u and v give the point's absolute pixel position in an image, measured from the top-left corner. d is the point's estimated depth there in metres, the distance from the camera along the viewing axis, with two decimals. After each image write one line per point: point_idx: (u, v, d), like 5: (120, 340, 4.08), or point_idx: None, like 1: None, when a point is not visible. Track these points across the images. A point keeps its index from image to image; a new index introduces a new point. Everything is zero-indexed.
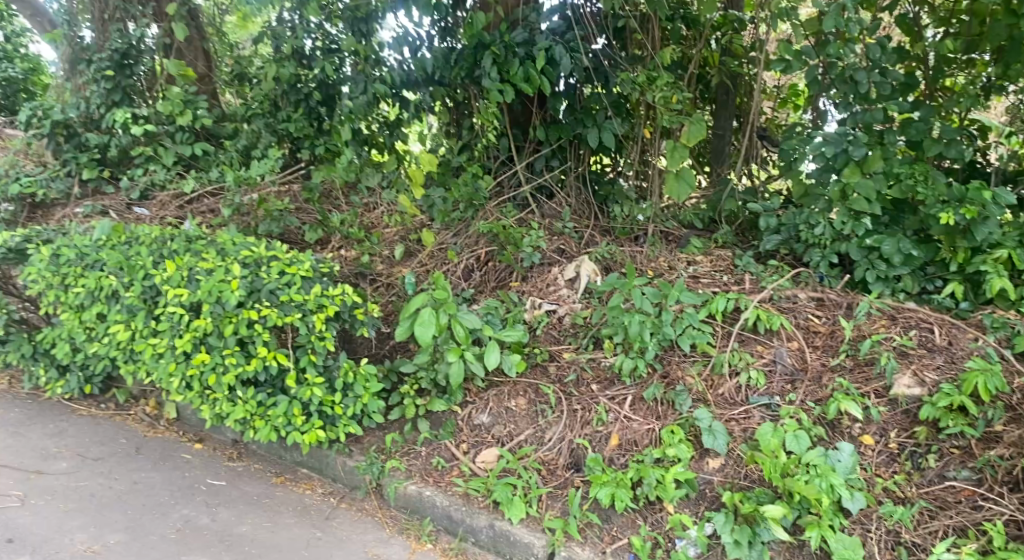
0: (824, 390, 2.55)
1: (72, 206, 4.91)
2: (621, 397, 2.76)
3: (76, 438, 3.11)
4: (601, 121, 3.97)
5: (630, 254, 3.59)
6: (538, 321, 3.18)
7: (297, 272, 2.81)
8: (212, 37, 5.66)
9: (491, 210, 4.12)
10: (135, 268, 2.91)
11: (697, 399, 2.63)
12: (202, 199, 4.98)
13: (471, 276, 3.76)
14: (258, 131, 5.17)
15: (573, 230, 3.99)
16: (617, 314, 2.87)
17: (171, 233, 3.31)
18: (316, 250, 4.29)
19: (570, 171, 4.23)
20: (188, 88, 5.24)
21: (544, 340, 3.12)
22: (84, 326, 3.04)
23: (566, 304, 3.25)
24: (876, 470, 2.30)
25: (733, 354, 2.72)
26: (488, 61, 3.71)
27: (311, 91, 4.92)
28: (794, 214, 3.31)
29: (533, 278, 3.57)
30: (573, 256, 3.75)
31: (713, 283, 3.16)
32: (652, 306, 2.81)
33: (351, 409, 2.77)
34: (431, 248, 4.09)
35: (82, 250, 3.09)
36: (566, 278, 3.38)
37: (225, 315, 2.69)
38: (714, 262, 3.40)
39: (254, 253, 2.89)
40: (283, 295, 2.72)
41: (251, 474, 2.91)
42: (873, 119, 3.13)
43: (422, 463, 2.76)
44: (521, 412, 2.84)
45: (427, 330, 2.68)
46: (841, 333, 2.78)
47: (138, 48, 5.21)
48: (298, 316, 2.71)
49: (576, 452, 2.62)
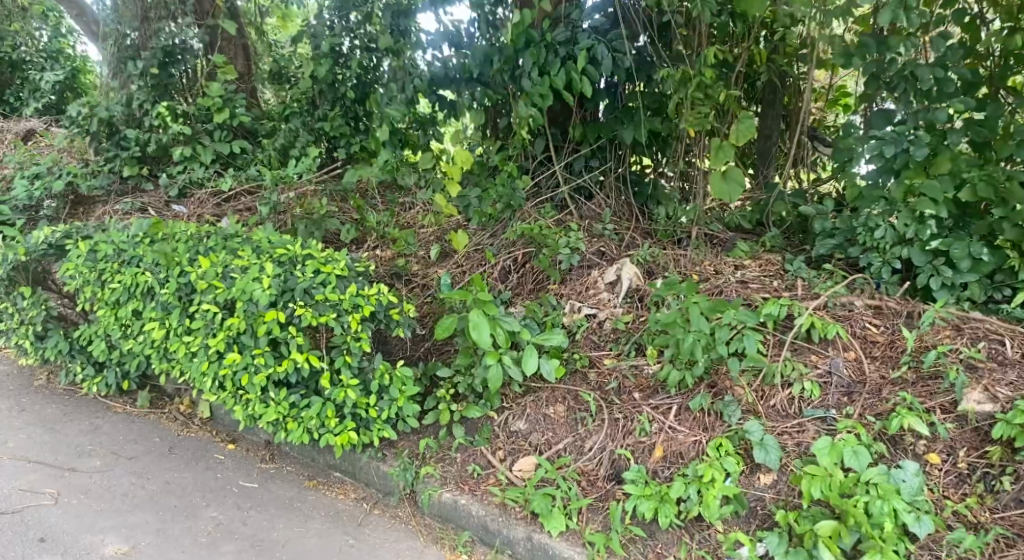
0: (884, 403, 2.37)
1: (113, 202, 5.01)
2: (666, 407, 2.63)
3: (109, 436, 3.12)
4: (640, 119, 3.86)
5: (672, 258, 3.46)
6: (577, 325, 3.08)
7: (332, 271, 2.76)
8: (252, 36, 5.71)
9: (528, 211, 4.05)
10: (170, 265, 2.90)
11: (747, 410, 2.49)
12: (239, 196, 5.02)
13: (508, 278, 3.68)
14: (295, 130, 5.18)
15: (613, 231, 3.87)
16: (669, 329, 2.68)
17: (207, 231, 3.28)
18: (351, 250, 4.26)
19: (610, 171, 4.14)
20: (227, 86, 5.31)
21: (583, 344, 3.02)
22: (120, 323, 3.04)
23: (607, 308, 3.14)
24: (945, 491, 2.13)
25: (785, 364, 2.56)
26: (529, 64, 3.69)
27: (348, 89, 4.94)
28: (850, 218, 3.14)
29: (572, 281, 3.47)
30: (613, 258, 3.62)
31: (761, 289, 3.01)
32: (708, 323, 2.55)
33: (386, 412, 2.71)
34: (467, 249, 4.02)
35: (119, 247, 3.09)
36: (607, 281, 3.27)
37: (259, 314, 2.66)
38: (764, 266, 3.25)
39: (289, 251, 2.84)
40: (318, 294, 2.67)
41: (284, 477, 2.87)
42: (936, 118, 2.93)
43: (457, 470, 2.69)
44: (559, 420, 2.74)
45: (476, 332, 2.62)
46: (901, 343, 2.60)
47: (182, 47, 5.27)
48: (333, 316, 2.66)
49: (618, 464, 2.51)
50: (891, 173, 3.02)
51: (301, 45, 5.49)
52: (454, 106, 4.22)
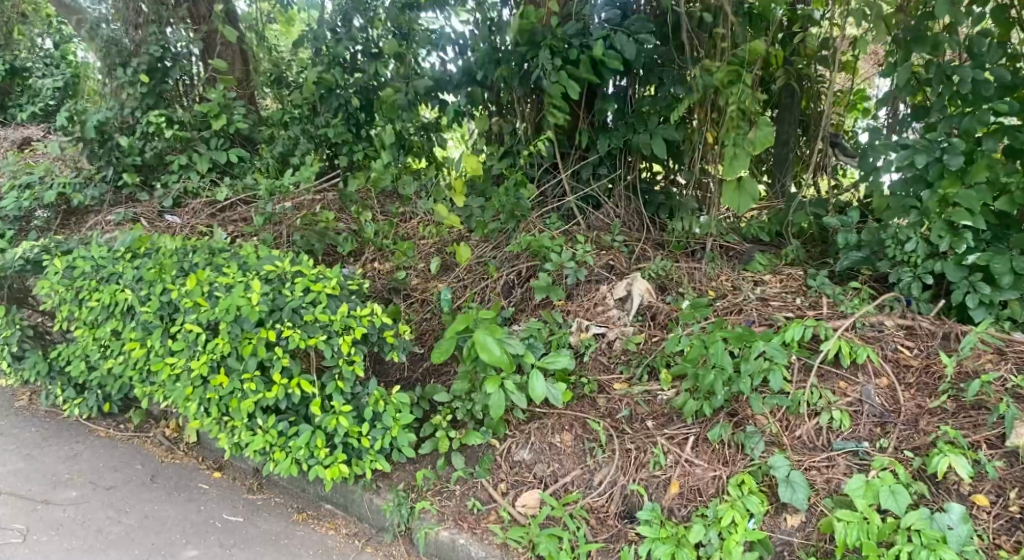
0: (922, 436, 2.15)
1: (105, 212, 4.86)
2: (681, 438, 2.42)
3: (90, 463, 2.96)
4: (653, 126, 3.70)
5: (686, 272, 3.26)
6: (585, 345, 2.88)
7: (322, 289, 2.56)
8: (252, 40, 5.55)
9: (533, 221, 3.88)
10: (151, 282, 2.72)
11: (771, 442, 2.27)
12: (235, 206, 4.86)
13: (512, 293, 3.49)
14: (295, 138, 5.03)
15: (623, 243, 3.69)
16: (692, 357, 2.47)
17: (193, 245, 3.10)
18: (348, 263, 4.08)
19: (618, 180, 3.96)
20: (226, 92, 5.16)
21: (592, 367, 2.81)
22: (100, 344, 2.87)
23: (616, 327, 2.94)
24: (996, 539, 1.88)
25: (813, 392, 2.33)
26: (547, 54, 3.51)
27: (351, 96, 4.79)
28: (876, 230, 2.92)
29: (579, 297, 3.27)
30: (622, 273, 3.43)
31: (783, 307, 2.80)
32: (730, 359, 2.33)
33: (379, 443, 2.51)
34: (469, 262, 3.83)
35: (98, 263, 2.92)
36: (617, 296, 3.07)
37: (245, 336, 2.48)
38: (784, 282, 3.04)
39: (276, 267, 2.65)
40: (306, 315, 2.48)
41: (272, 510, 2.68)
42: (978, 122, 2.63)
43: (456, 505, 2.49)
44: (566, 450, 2.54)
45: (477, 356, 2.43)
46: (939, 368, 2.37)
47: (173, 52, 5.10)
48: (322, 338, 2.46)
49: (630, 500, 2.32)
50: (920, 184, 2.76)
51: (302, 50, 5.33)
52: (457, 111, 4.04)
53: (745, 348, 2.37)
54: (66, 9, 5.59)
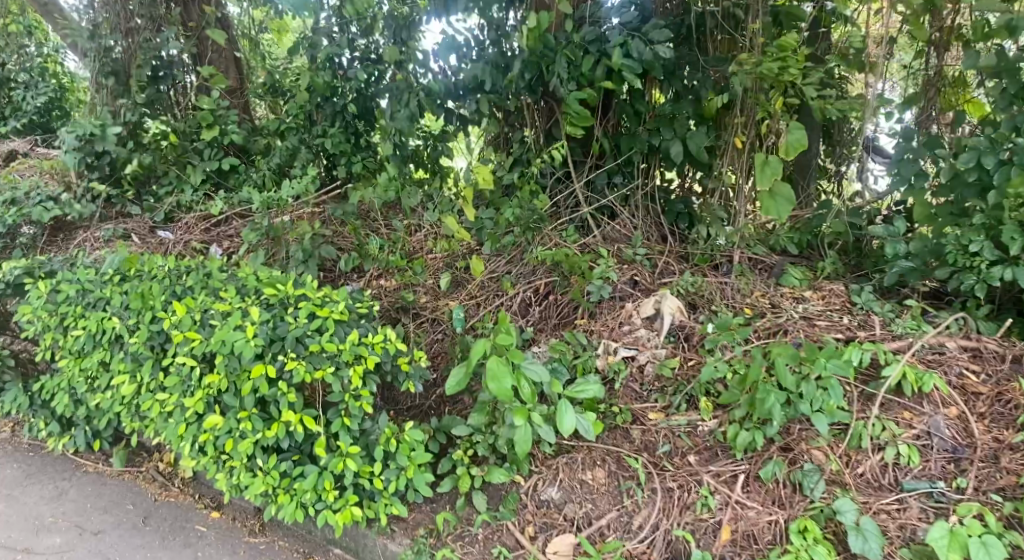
0: (1006, 476, 1.94)
1: (95, 228, 4.63)
2: (729, 475, 2.20)
3: (75, 504, 2.71)
4: (682, 129, 3.49)
5: (716, 287, 3.05)
6: (615, 369, 2.64)
7: (330, 314, 2.32)
8: (245, 47, 5.33)
9: (549, 234, 3.64)
10: (140, 309, 2.47)
11: (832, 482, 2.06)
12: (230, 221, 4.63)
13: (530, 312, 3.27)
14: (292, 148, 4.78)
15: (645, 256, 3.46)
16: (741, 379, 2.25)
17: (188, 264, 2.85)
18: (352, 280, 3.84)
19: (637, 189, 3.75)
20: (220, 101, 4.96)
21: (624, 395, 2.57)
22: (86, 375, 2.62)
23: (648, 349, 2.70)
24: None
25: (876, 424, 2.12)
26: (562, 64, 3.32)
27: (348, 103, 4.60)
28: (928, 240, 2.75)
29: (603, 316, 3.03)
30: (648, 289, 3.21)
31: (831, 326, 2.58)
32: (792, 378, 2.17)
33: (393, 485, 2.28)
34: (482, 278, 3.60)
35: (84, 287, 2.67)
36: (644, 315, 2.84)
37: (243, 370, 2.24)
38: (827, 298, 2.83)
39: (279, 290, 2.42)
40: (311, 344, 2.24)
41: (276, 555, 2.45)
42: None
43: (480, 552, 2.27)
44: (599, 489, 2.31)
45: (503, 384, 2.22)
46: (1012, 396, 2.16)
47: (165, 62, 4.89)
48: (330, 370, 2.23)
49: (676, 547, 2.10)
50: (976, 190, 2.71)
51: (297, 56, 5.11)
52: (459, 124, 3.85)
53: (804, 370, 2.21)
54: (55, 18, 5.29)
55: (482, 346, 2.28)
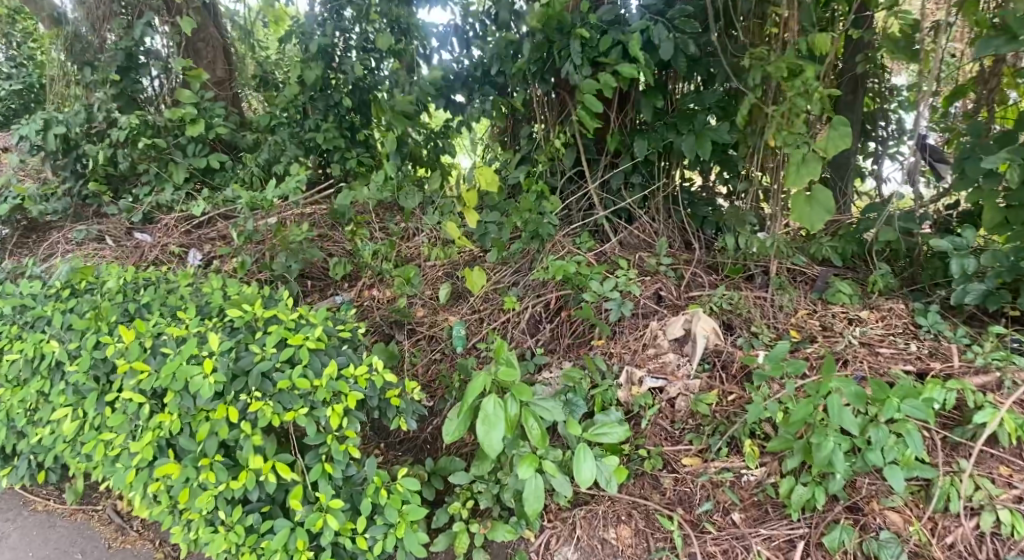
0: None
1: (68, 229, 4.26)
2: (786, 542, 1.84)
3: (14, 553, 2.33)
4: (698, 126, 3.05)
5: (753, 304, 2.66)
6: (640, 403, 2.24)
7: (303, 343, 1.94)
8: (234, 36, 4.96)
9: (562, 242, 3.25)
10: (84, 329, 2.07)
11: (914, 555, 1.71)
12: (213, 222, 4.24)
13: (540, 330, 2.89)
14: (282, 143, 4.41)
15: (670, 266, 3.06)
16: (794, 426, 1.84)
17: (151, 276, 2.49)
18: (342, 289, 3.45)
19: (658, 190, 3.35)
20: (203, 92, 4.59)
21: (652, 435, 2.19)
22: (25, 407, 2.20)
23: (678, 380, 2.30)
24: None
25: (967, 481, 1.77)
26: (575, 47, 2.91)
27: (343, 96, 4.23)
28: (1005, 255, 2.39)
29: (624, 336, 2.65)
30: (674, 304, 2.83)
31: (896, 356, 2.21)
32: (856, 424, 1.75)
33: (379, 545, 1.86)
34: (485, 289, 3.22)
35: (23, 304, 2.27)
36: (672, 337, 2.43)
37: (199, 410, 1.85)
38: (887, 321, 2.45)
39: (246, 310, 2.04)
40: (280, 381, 1.86)
41: None
42: None
43: None
44: (624, 551, 1.92)
45: (498, 433, 1.85)
46: None
47: (143, 50, 4.45)
48: (303, 411, 1.84)
49: None
50: None
51: (290, 48, 4.75)
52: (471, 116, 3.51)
53: (871, 412, 1.81)
54: None
55: (479, 384, 1.90)
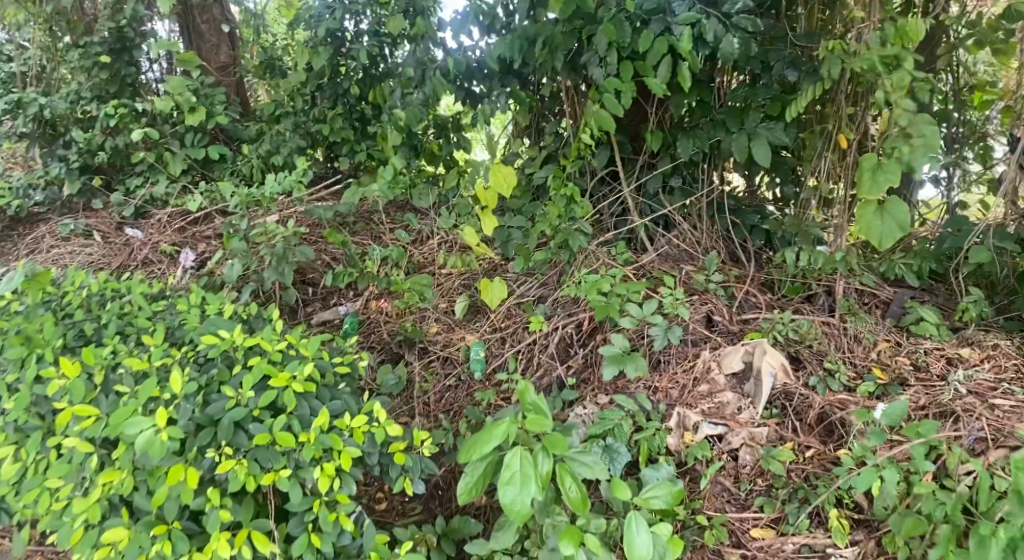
0: None
1: (54, 223, 3.90)
2: None
3: None
4: (752, 126, 2.66)
5: (823, 333, 2.26)
6: (692, 454, 1.87)
7: (289, 383, 1.60)
8: (239, 20, 4.58)
9: (595, 252, 2.85)
10: (26, 356, 1.74)
11: None
12: (211, 219, 3.86)
13: (571, 356, 2.49)
14: (285, 134, 4.02)
15: (721, 284, 2.66)
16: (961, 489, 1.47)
17: (118, 287, 2.16)
18: (347, 300, 3.06)
19: (701, 195, 2.95)
20: (205, 78, 4.21)
21: (712, 498, 1.81)
22: None
23: (741, 427, 1.92)
24: None
25: None
26: (602, 42, 2.50)
27: (353, 84, 3.82)
28: None
29: (670, 367, 2.27)
30: (728, 330, 2.43)
31: (1017, 411, 1.84)
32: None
33: None
34: (507, 304, 2.84)
35: None
36: (728, 372, 2.08)
37: (157, 467, 1.49)
38: (996, 364, 2.06)
39: (222, 339, 1.70)
40: (257, 434, 1.51)
41: None
42: None
43: None
44: None
45: (523, 493, 1.45)
46: None
47: (136, 31, 4.07)
48: (284, 472, 1.48)
49: None
50: None
51: (298, 31, 4.35)
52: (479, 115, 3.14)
53: None
54: None
55: (501, 432, 1.51)
